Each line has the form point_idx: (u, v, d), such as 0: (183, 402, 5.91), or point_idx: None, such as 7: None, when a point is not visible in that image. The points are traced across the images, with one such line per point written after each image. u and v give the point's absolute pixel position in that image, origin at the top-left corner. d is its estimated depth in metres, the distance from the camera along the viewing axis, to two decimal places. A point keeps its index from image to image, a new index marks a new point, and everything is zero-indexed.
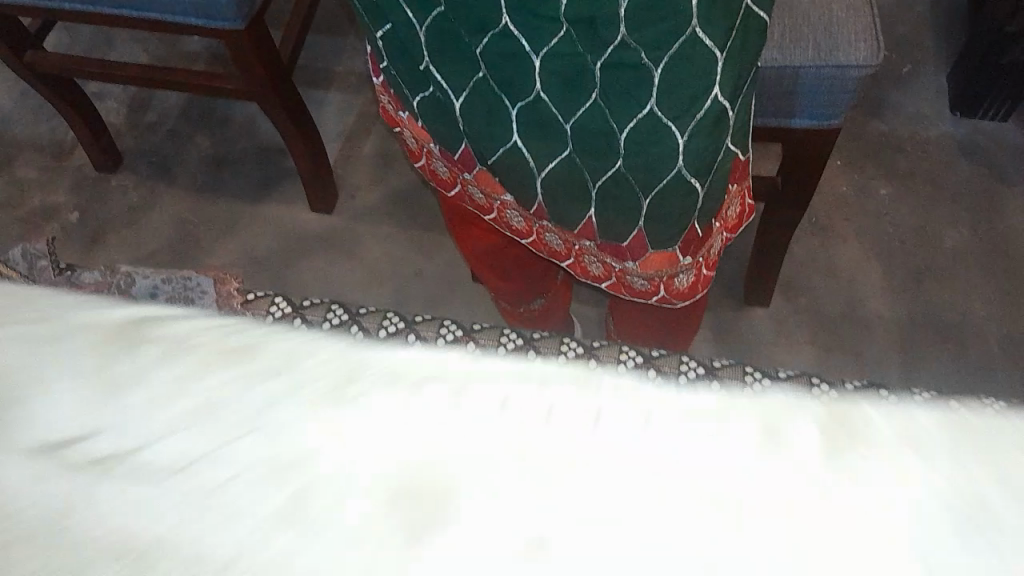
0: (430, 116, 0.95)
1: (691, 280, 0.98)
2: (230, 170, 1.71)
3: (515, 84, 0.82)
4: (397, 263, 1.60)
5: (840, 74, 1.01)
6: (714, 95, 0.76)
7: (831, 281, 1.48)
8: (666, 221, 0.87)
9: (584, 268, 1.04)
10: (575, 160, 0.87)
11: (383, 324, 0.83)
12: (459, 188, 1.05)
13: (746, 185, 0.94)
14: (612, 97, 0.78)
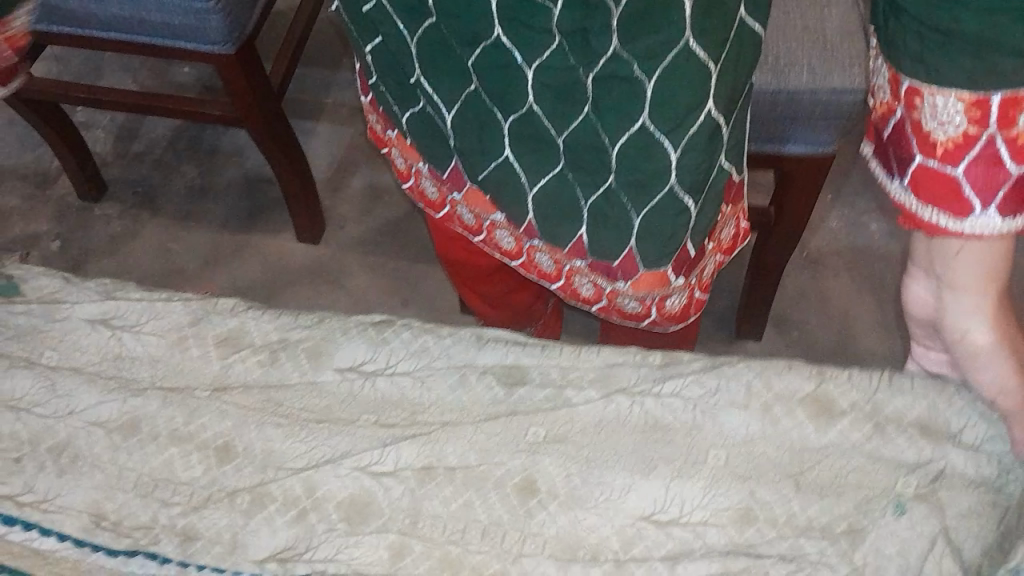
0: (420, 132, 0.94)
1: (682, 302, 0.96)
2: (216, 200, 1.69)
3: (508, 98, 0.80)
4: (384, 295, 1.57)
5: (834, 98, 1.00)
6: (706, 110, 0.73)
7: (824, 313, 1.46)
8: (657, 241, 0.85)
9: (575, 291, 1.00)
10: (567, 175, 0.86)
11: None
12: (448, 209, 1.03)
13: (740, 206, 0.93)
14: (604, 111, 0.76)
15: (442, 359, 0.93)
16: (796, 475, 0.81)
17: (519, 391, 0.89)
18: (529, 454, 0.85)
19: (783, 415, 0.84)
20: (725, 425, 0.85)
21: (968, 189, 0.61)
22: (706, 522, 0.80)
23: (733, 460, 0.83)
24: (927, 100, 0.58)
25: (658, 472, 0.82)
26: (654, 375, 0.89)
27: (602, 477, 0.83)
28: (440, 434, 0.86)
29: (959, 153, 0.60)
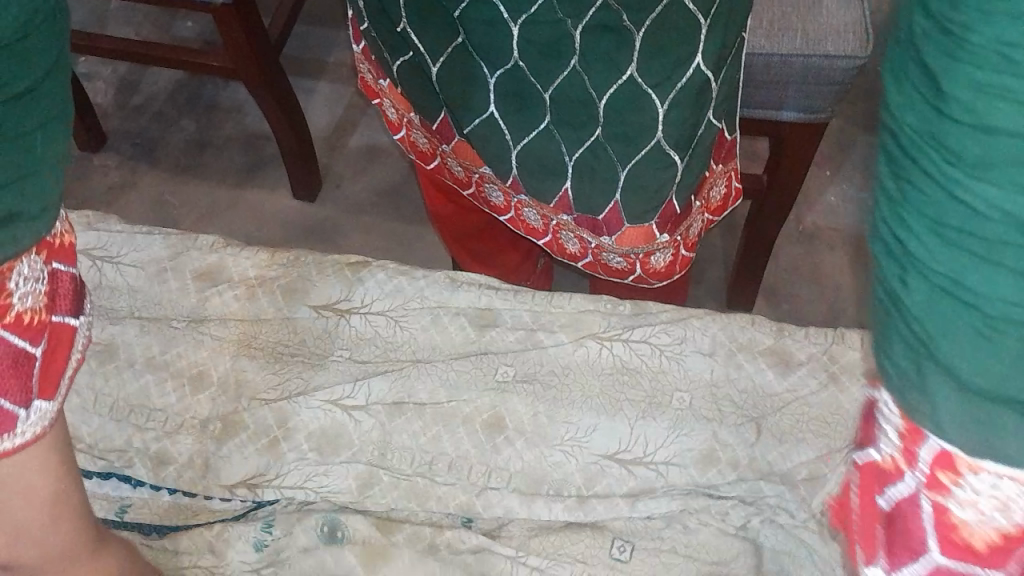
0: (410, 83, 0.94)
1: (667, 260, 0.96)
2: (215, 155, 1.69)
3: (494, 53, 0.80)
4: (378, 253, 1.58)
5: (827, 63, 1.00)
6: (695, 64, 0.74)
7: (814, 287, 1.47)
8: (642, 195, 0.85)
9: (561, 246, 1.01)
10: (554, 131, 0.86)
11: None
12: (438, 161, 1.04)
13: (730, 165, 0.95)
14: (592, 64, 0.76)
15: (422, 300, 0.98)
16: (757, 416, 0.89)
17: (490, 333, 0.96)
18: (493, 396, 0.91)
19: (746, 363, 0.93)
20: (685, 364, 0.93)
21: (885, 533, 0.37)
22: (669, 461, 0.87)
23: (689, 407, 0.90)
24: (965, 468, 0.30)
25: (623, 413, 0.89)
26: (623, 318, 0.96)
27: (567, 416, 0.90)
28: (413, 370, 0.93)
29: (917, 472, 0.33)
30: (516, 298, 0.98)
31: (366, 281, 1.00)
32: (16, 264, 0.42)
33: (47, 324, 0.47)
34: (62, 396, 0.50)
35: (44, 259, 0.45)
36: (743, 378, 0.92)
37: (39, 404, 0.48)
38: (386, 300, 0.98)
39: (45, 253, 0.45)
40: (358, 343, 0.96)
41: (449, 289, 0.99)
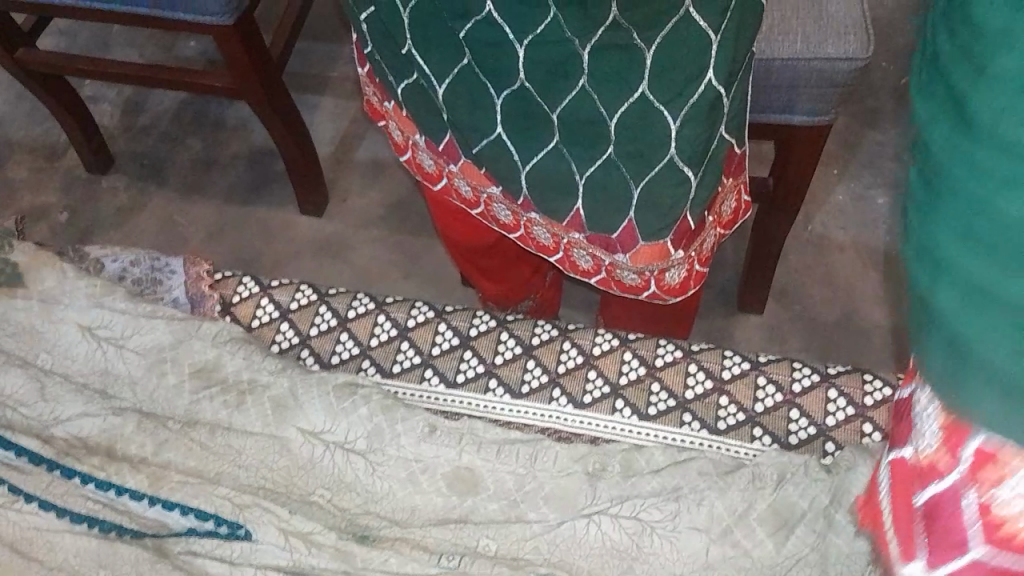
0: (415, 102, 0.94)
1: (682, 275, 0.95)
2: (221, 174, 1.70)
3: (498, 76, 0.81)
4: (386, 268, 1.58)
5: (829, 66, 1.00)
6: (707, 80, 0.74)
7: (825, 287, 1.46)
8: (655, 211, 0.85)
9: (573, 264, 1.01)
10: (563, 150, 0.85)
11: (372, 334, 0.75)
12: (444, 182, 1.04)
13: (741, 179, 0.95)
14: (601, 84, 0.76)
15: (413, 345, 0.74)
16: (811, 509, 0.61)
17: (490, 384, 0.71)
18: (458, 463, 0.66)
19: (838, 426, 0.67)
20: (721, 431, 0.67)
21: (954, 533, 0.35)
22: (674, 566, 0.61)
23: (719, 512, 0.62)
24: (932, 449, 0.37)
25: (618, 493, 0.64)
26: (654, 364, 0.71)
27: (541, 496, 0.64)
28: (401, 426, 0.68)
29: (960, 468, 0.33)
30: (523, 337, 0.73)
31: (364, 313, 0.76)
32: None
33: None
34: None
35: None
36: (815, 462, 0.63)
37: None
38: (387, 340, 0.74)
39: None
40: (347, 398, 0.69)
41: (417, 320, 0.75)
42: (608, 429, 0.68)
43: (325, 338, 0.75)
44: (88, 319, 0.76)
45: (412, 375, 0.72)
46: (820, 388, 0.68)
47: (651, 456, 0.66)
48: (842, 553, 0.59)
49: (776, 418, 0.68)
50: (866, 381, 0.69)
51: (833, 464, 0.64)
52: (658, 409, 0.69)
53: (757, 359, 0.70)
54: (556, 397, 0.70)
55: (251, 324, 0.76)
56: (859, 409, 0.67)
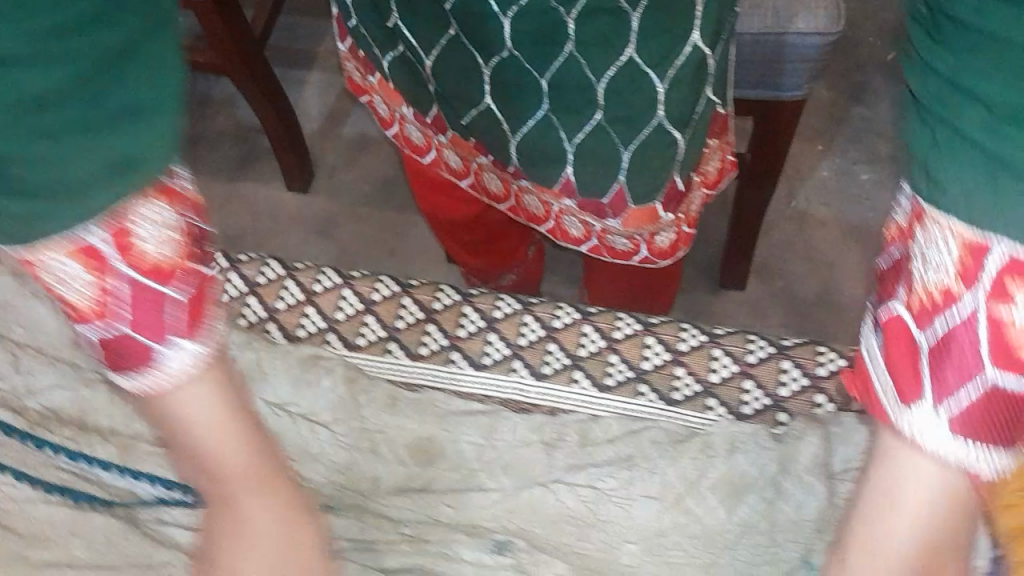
0: (401, 75, 0.94)
1: (671, 239, 0.97)
2: (208, 151, 1.70)
3: (483, 47, 0.81)
4: (373, 244, 1.59)
5: (797, 41, 1.00)
6: (692, 42, 0.75)
7: (807, 262, 1.47)
8: (647, 173, 0.86)
9: (564, 232, 0.99)
10: (551, 118, 0.85)
11: (337, 308, 0.76)
12: (434, 153, 1.03)
13: (726, 138, 0.96)
14: (590, 51, 0.75)
15: (379, 320, 0.75)
16: (764, 477, 0.63)
17: (453, 357, 0.73)
18: (419, 434, 0.67)
19: (793, 398, 0.69)
20: (676, 401, 0.69)
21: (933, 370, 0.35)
22: (627, 533, 0.62)
23: (673, 482, 0.63)
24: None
25: (575, 461, 0.65)
26: (613, 337, 0.72)
27: (497, 467, 0.66)
28: (363, 397, 0.69)
29: (975, 290, 0.34)
30: (485, 310, 0.75)
31: (330, 289, 0.77)
32: (132, 206, 0.41)
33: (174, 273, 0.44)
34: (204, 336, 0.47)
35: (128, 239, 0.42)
36: (766, 432, 0.65)
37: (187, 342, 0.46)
38: (353, 313, 0.76)
39: (172, 201, 0.43)
40: (313, 369, 0.71)
41: (382, 295, 0.76)
42: (568, 399, 0.70)
43: (292, 312, 0.76)
44: None
45: (376, 348, 0.74)
46: (774, 360, 0.70)
47: (607, 426, 0.67)
48: (790, 520, 0.61)
49: (730, 388, 0.69)
50: (819, 353, 0.70)
51: (782, 434, 0.65)
52: (616, 380, 0.70)
53: (713, 331, 0.72)
54: (517, 368, 0.72)
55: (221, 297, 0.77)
56: (811, 380, 0.69)
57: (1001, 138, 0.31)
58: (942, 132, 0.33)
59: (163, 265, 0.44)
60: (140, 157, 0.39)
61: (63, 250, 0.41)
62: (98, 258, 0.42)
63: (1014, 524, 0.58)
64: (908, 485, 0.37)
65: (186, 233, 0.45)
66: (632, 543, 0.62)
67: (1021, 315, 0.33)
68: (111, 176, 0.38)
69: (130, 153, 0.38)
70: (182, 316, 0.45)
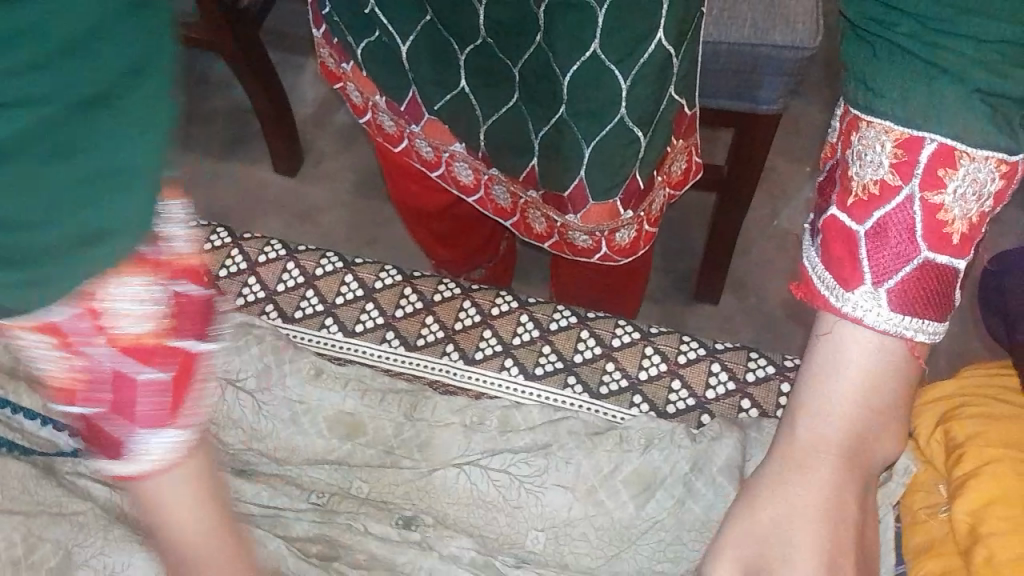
0: (374, 60, 0.93)
1: (632, 236, 0.97)
2: (202, 128, 1.72)
3: (455, 33, 0.81)
4: (355, 231, 1.60)
5: (775, 54, 1.00)
6: (658, 40, 0.72)
7: (784, 282, 1.47)
8: (606, 171, 0.84)
9: (527, 226, 1.04)
10: (523, 108, 0.85)
11: (279, 278, 0.76)
12: (405, 143, 1.03)
13: (692, 141, 0.96)
14: (557, 42, 0.74)
15: (320, 294, 0.75)
16: (676, 474, 0.62)
17: (385, 334, 0.73)
18: (340, 407, 0.68)
19: (714, 400, 0.68)
20: (603, 394, 0.68)
21: (871, 253, 0.43)
22: (535, 519, 0.63)
23: (587, 473, 0.63)
24: (961, 159, 0.40)
25: (492, 445, 0.66)
26: (547, 330, 0.72)
27: (413, 446, 0.66)
28: (291, 365, 0.70)
29: (910, 182, 0.42)
30: (425, 291, 0.75)
31: (273, 261, 0.77)
32: (111, 279, 0.30)
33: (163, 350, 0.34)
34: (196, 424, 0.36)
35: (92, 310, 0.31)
36: (684, 430, 0.64)
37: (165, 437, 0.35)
38: (291, 284, 0.76)
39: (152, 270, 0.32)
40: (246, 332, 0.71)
41: (325, 270, 0.76)
42: (495, 385, 0.70)
43: (233, 280, 0.77)
44: None
45: (313, 321, 0.74)
46: (705, 362, 0.69)
47: (528, 413, 0.67)
48: (696, 519, 0.61)
49: (658, 386, 0.69)
50: (750, 358, 0.70)
51: (699, 434, 0.64)
52: (545, 369, 0.70)
53: (648, 329, 0.71)
54: (449, 352, 0.71)
55: None
56: (740, 385, 0.68)
57: (935, 51, 0.38)
58: (882, 46, 0.40)
59: (146, 344, 0.33)
60: (116, 231, 0.29)
61: (26, 328, 0.31)
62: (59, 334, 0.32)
63: (917, 544, 0.59)
64: (852, 352, 0.43)
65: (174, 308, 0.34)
66: (539, 530, 0.63)
67: (948, 199, 0.41)
68: (76, 246, 0.28)
69: (115, 241, 0.29)
70: (167, 401, 0.34)
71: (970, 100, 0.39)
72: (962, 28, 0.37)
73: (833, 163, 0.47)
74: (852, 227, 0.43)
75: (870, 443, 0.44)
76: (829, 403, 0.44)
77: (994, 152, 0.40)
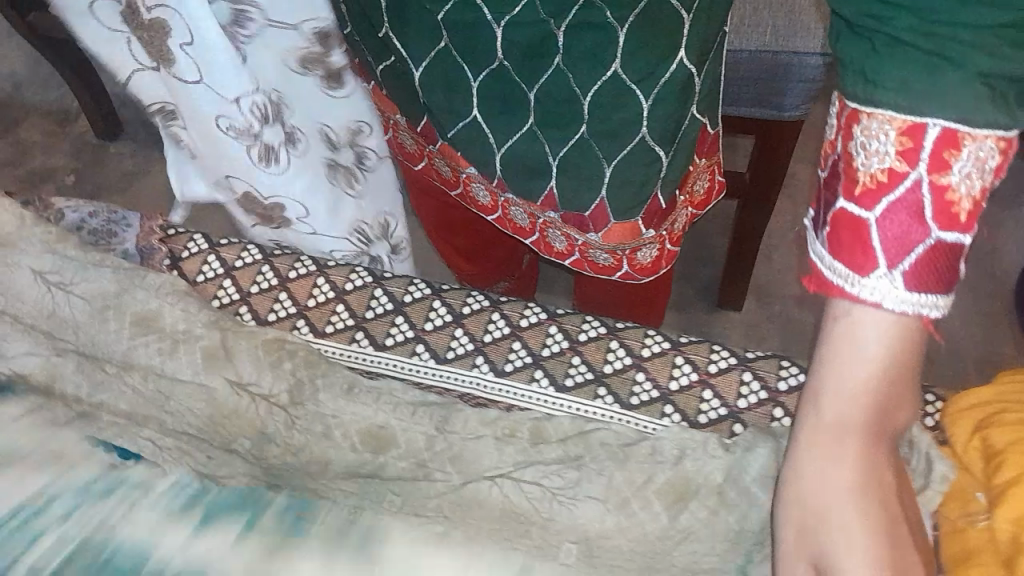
0: (393, 86, 0.90)
1: (653, 255, 0.97)
2: None
3: (470, 59, 0.78)
4: None
5: (797, 60, 0.99)
6: (680, 59, 0.72)
7: (808, 289, 1.46)
8: (628, 190, 0.83)
9: (548, 244, 1.01)
10: (538, 133, 0.82)
11: (310, 295, 0.77)
12: (425, 162, 1.04)
13: (714, 160, 0.97)
14: (575, 62, 0.73)
15: (349, 309, 0.76)
16: (711, 483, 0.62)
17: (415, 347, 0.73)
18: (372, 421, 0.68)
19: (747, 409, 0.67)
20: (633, 403, 0.69)
21: (881, 239, 0.46)
22: (568, 531, 0.63)
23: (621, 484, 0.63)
24: (963, 142, 0.43)
25: (524, 456, 0.65)
26: (576, 340, 0.72)
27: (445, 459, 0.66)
28: (323, 379, 0.70)
29: (919, 167, 0.44)
30: (454, 305, 0.75)
31: (303, 276, 0.78)
32: None
33: None
34: None
35: None
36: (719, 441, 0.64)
37: None
38: (321, 299, 0.77)
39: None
40: (277, 345, 0.72)
41: (354, 285, 0.77)
42: (525, 398, 0.70)
43: (264, 296, 0.78)
44: (40, 264, 0.76)
45: (343, 336, 0.75)
46: (736, 371, 0.69)
47: (560, 424, 0.67)
48: (733, 530, 0.61)
49: (689, 397, 0.69)
50: (782, 367, 0.69)
51: (732, 444, 0.64)
52: (575, 381, 0.70)
53: (678, 339, 0.71)
54: (478, 364, 0.72)
55: (196, 278, 0.79)
56: (772, 394, 0.68)
57: (934, 42, 0.41)
58: (880, 40, 0.43)
59: None
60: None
61: None
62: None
63: (954, 551, 0.58)
64: (868, 333, 0.48)
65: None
66: (573, 542, 0.62)
67: (955, 179, 0.44)
68: None
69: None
70: None
71: (971, 83, 0.42)
72: (959, 19, 0.40)
73: (833, 160, 0.50)
74: (858, 216, 0.47)
75: (889, 408, 0.50)
76: (847, 382, 0.49)
77: (991, 131, 0.43)
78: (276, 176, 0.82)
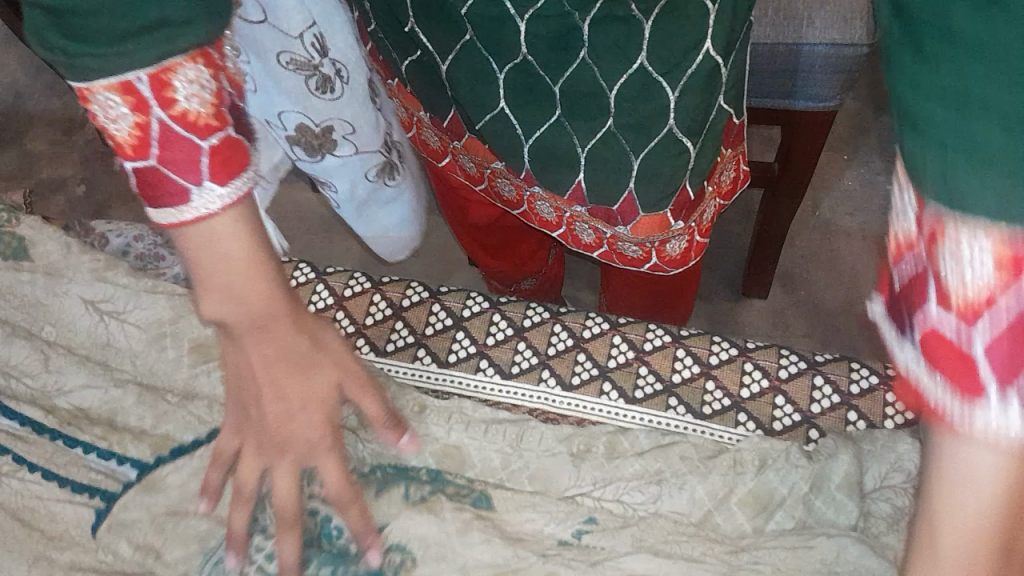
0: (416, 79, 0.84)
1: (682, 246, 0.88)
2: None
3: (495, 52, 0.71)
4: None
5: (836, 53, 0.99)
6: (705, 50, 0.67)
7: (830, 272, 1.46)
8: (656, 184, 0.77)
9: (575, 237, 0.91)
10: (565, 123, 0.75)
11: (368, 313, 0.78)
12: (449, 158, 0.95)
13: (740, 149, 0.89)
14: (602, 57, 0.67)
15: (413, 328, 0.77)
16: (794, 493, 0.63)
17: (478, 363, 0.74)
18: (445, 440, 0.68)
19: (817, 413, 0.70)
20: (703, 409, 0.71)
21: (996, 371, 0.28)
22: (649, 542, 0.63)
23: (703, 495, 0.64)
24: None
25: (603, 471, 0.66)
26: (641, 351, 0.74)
27: (520, 476, 0.66)
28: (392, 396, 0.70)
29: None
30: (517, 320, 0.76)
31: (365, 295, 0.80)
32: (176, 64, 0.44)
33: (221, 128, 0.47)
34: (231, 194, 0.48)
35: (170, 94, 0.44)
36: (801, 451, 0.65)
37: (210, 186, 0.47)
38: (379, 318, 0.78)
39: (213, 70, 0.46)
40: None
41: (412, 300, 0.79)
42: (596, 411, 0.71)
43: (321, 315, 0.79)
44: (91, 294, 0.80)
45: (406, 353, 0.76)
46: (807, 376, 0.71)
47: (636, 438, 0.68)
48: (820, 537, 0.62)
49: (761, 404, 0.71)
50: (853, 370, 0.71)
51: (814, 452, 0.66)
52: (645, 392, 0.72)
53: (745, 345, 0.74)
54: (545, 378, 0.73)
55: None
56: (845, 397, 0.70)
57: None
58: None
59: (210, 117, 0.46)
60: (175, 18, 0.42)
61: (112, 87, 0.43)
62: (136, 96, 0.44)
63: None
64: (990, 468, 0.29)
65: (218, 100, 0.47)
66: None
67: None
68: (142, 29, 0.41)
69: (168, 16, 0.41)
70: (212, 163, 0.47)
71: None
72: None
73: (906, 255, 0.31)
74: (963, 338, 0.28)
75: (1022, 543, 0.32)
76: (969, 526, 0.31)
77: None
78: (337, 100, 0.87)
